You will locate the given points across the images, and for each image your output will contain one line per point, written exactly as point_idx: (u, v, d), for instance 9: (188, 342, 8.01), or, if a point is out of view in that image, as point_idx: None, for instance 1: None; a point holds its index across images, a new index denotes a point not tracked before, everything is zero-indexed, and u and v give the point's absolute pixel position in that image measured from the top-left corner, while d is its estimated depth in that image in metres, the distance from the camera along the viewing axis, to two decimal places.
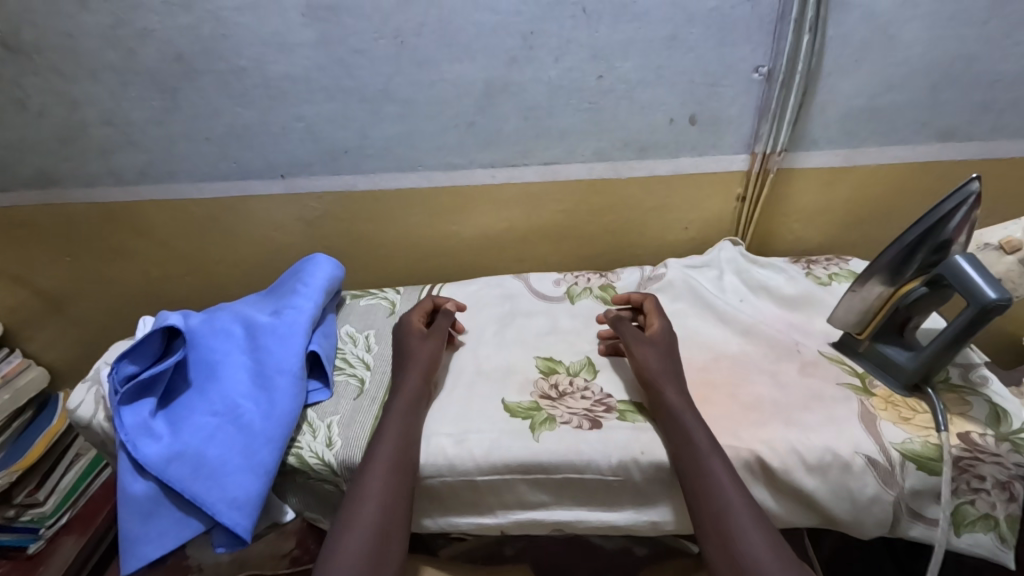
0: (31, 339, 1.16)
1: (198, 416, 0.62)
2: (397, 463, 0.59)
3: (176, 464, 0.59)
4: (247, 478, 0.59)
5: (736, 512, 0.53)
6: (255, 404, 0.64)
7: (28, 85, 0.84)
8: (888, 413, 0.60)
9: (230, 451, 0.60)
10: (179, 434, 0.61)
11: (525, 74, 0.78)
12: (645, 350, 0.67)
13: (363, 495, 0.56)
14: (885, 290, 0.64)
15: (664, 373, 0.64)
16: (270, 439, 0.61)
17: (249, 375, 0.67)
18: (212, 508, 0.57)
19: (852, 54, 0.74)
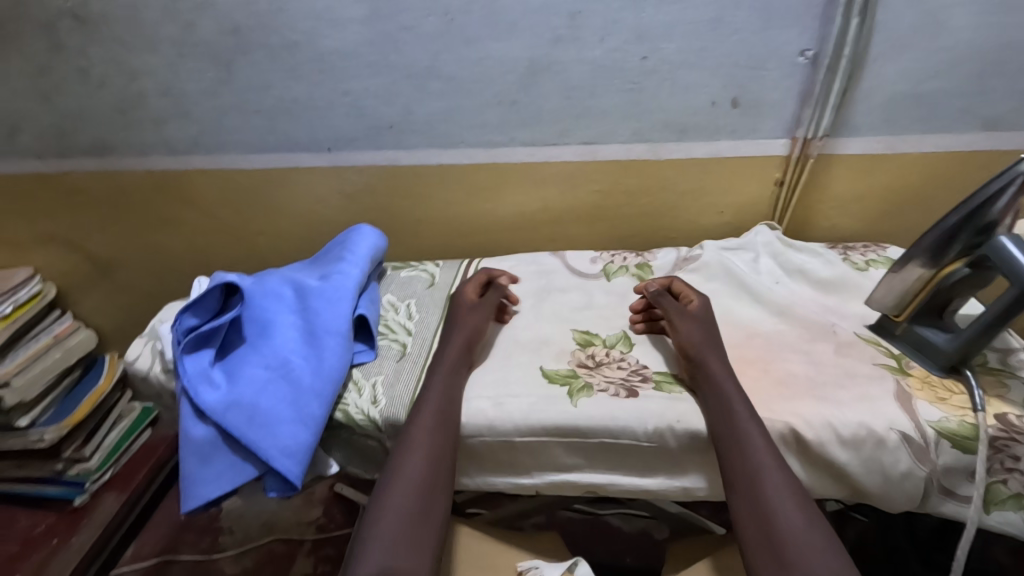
0: (81, 303, 1.21)
1: (252, 368, 0.66)
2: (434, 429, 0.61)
3: (233, 412, 0.62)
4: (298, 428, 0.62)
5: (772, 481, 0.55)
6: (306, 359, 0.67)
7: (92, 54, 0.88)
8: (924, 393, 0.61)
9: (282, 401, 0.64)
10: (235, 384, 0.64)
11: (568, 53, 0.80)
12: (687, 325, 0.68)
13: (402, 461, 0.59)
14: (925, 272, 0.64)
15: (706, 347, 0.66)
16: (320, 393, 0.64)
17: (298, 333, 0.70)
18: (265, 453, 0.61)
19: (898, 40, 0.74)
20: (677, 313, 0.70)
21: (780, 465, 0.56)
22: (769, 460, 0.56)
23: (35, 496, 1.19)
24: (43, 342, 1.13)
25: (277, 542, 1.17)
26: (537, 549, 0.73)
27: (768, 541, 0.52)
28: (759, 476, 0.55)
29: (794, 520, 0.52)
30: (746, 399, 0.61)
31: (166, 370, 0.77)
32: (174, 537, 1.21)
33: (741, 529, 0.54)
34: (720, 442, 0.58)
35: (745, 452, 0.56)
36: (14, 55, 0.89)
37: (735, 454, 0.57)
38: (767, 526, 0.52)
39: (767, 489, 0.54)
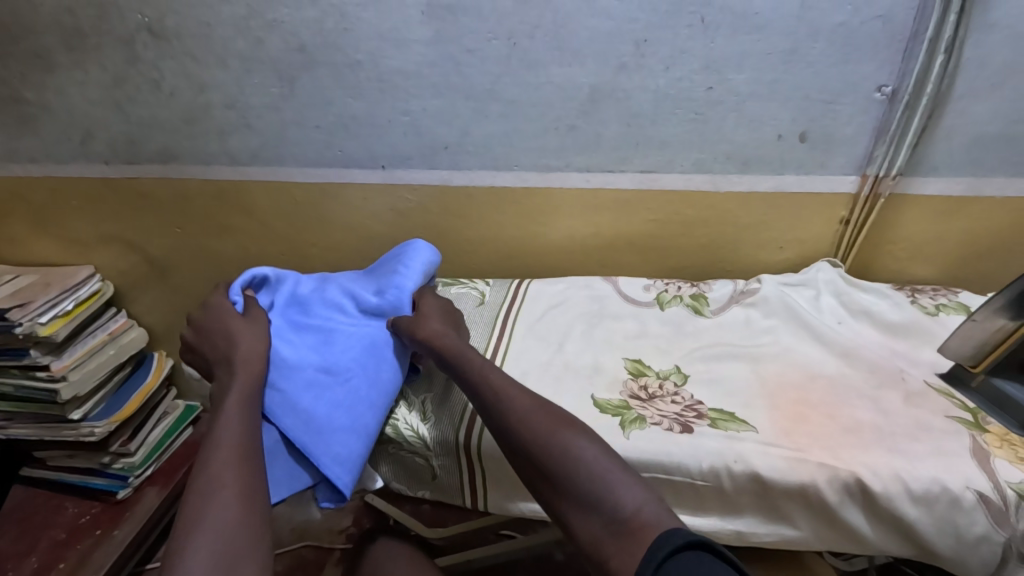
0: (135, 302, 1.25)
1: (308, 372, 0.66)
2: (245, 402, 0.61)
3: (291, 416, 0.63)
4: (351, 438, 0.64)
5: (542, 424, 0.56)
6: (361, 368, 0.67)
7: (164, 68, 0.92)
8: (1003, 451, 0.58)
9: (337, 409, 0.65)
10: (294, 388, 0.65)
11: (633, 81, 0.79)
12: (431, 324, 0.69)
13: (214, 438, 0.57)
14: (1010, 323, 0.63)
15: (443, 334, 0.68)
16: (374, 405, 0.66)
17: (355, 339, 0.70)
18: (318, 460, 0.62)
19: (984, 79, 0.71)
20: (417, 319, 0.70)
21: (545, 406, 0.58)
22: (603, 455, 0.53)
23: (81, 487, 1.23)
24: (98, 339, 1.17)
25: (307, 548, 1.17)
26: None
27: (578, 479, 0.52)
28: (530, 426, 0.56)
29: (583, 448, 0.54)
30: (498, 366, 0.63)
31: None
32: None
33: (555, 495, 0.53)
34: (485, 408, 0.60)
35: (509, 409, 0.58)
36: (92, 66, 0.93)
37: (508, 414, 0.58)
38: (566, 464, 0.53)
39: (555, 434, 0.55)
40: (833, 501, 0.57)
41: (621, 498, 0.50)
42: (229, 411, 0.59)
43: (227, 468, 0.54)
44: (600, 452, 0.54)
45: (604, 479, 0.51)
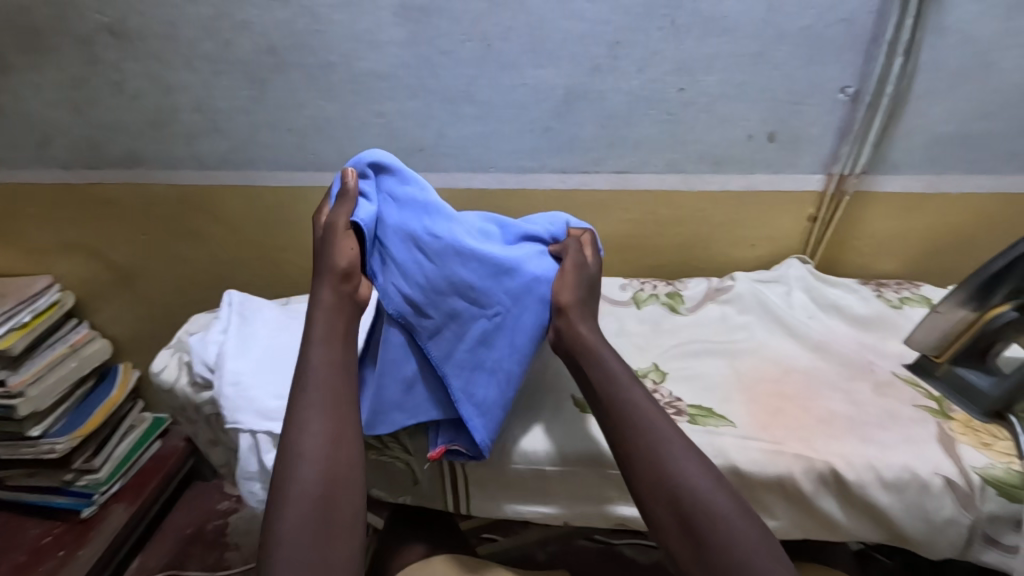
0: (98, 312, 1.20)
1: (454, 303, 0.62)
2: (339, 365, 0.58)
3: (462, 357, 0.62)
4: (490, 381, 0.62)
5: (675, 453, 0.52)
6: (510, 305, 0.63)
7: (127, 69, 0.89)
8: (967, 437, 0.60)
9: (501, 352, 0.62)
10: (441, 318, 0.62)
11: (606, 83, 0.80)
12: (562, 283, 0.64)
13: (305, 428, 0.53)
14: (969, 314, 0.63)
15: (573, 310, 0.63)
16: (520, 349, 0.62)
17: (532, 275, 0.64)
18: (460, 401, 0.61)
19: (942, 80, 0.74)
20: (578, 270, 0.65)
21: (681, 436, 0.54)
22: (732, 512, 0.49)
23: (42, 507, 1.17)
24: (59, 351, 1.12)
25: None
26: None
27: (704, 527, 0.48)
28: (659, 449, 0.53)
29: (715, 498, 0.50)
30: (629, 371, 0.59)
31: (192, 383, 0.78)
32: (180, 551, 1.20)
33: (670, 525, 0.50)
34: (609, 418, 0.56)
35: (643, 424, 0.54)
36: (50, 67, 0.90)
37: (642, 431, 0.54)
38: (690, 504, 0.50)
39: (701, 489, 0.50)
40: (810, 491, 0.59)
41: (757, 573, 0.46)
42: (314, 390, 0.56)
43: (323, 473, 0.52)
44: (730, 500, 0.50)
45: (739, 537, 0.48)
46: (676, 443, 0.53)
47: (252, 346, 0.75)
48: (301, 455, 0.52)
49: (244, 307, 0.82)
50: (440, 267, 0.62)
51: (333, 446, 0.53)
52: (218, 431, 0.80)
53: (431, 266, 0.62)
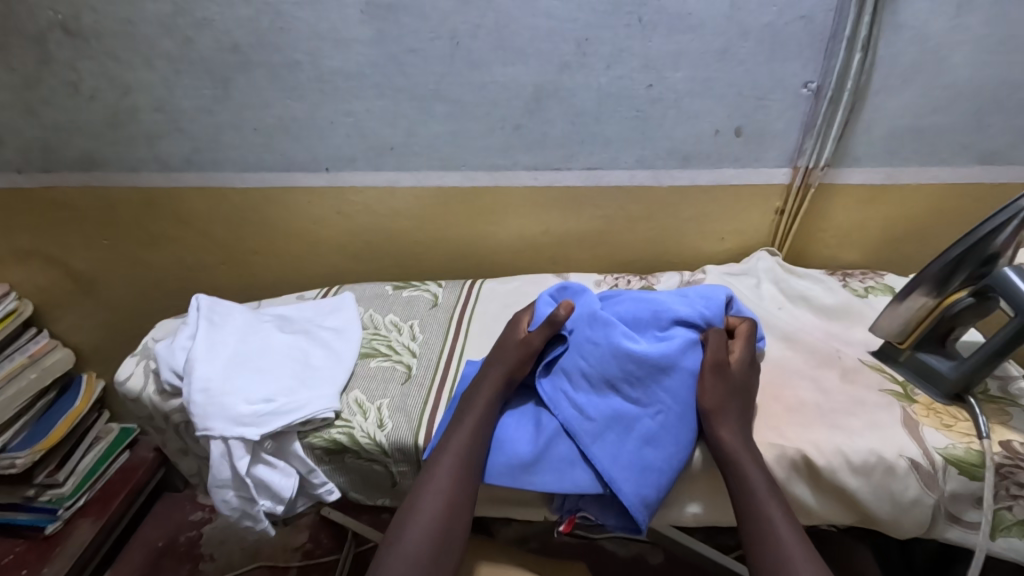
0: (58, 320, 1.16)
1: (615, 403, 0.63)
2: (478, 436, 0.62)
3: (609, 454, 0.60)
4: (660, 480, 0.59)
5: (790, 551, 0.52)
6: (671, 402, 0.61)
7: (83, 68, 0.86)
8: (929, 420, 0.62)
9: (639, 443, 0.60)
10: (603, 421, 0.62)
11: (575, 80, 0.80)
12: (714, 383, 0.62)
13: (436, 461, 0.60)
14: (930, 300, 0.65)
15: (727, 401, 0.61)
16: (683, 442, 0.60)
17: (689, 371, 0.63)
18: (624, 494, 0.58)
19: (899, 76, 0.77)
20: (716, 364, 0.62)
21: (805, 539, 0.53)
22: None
23: (4, 524, 1.13)
24: (16, 363, 1.07)
25: (261, 569, 1.14)
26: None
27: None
28: (773, 543, 0.53)
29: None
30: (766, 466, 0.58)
31: (159, 390, 0.76)
32: (153, 565, 1.18)
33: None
34: (738, 504, 0.56)
35: (765, 518, 0.54)
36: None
37: (758, 524, 0.54)
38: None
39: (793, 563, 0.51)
40: (783, 478, 0.61)
41: None
42: (456, 433, 0.62)
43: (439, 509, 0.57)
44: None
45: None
46: (796, 543, 0.53)
47: (221, 350, 0.73)
48: (432, 481, 0.59)
49: (212, 311, 0.80)
50: (603, 372, 0.63)
51: (446, 518, 0.56)
52: (188, 439, 0.78)
53: (594, 366, 0.64)
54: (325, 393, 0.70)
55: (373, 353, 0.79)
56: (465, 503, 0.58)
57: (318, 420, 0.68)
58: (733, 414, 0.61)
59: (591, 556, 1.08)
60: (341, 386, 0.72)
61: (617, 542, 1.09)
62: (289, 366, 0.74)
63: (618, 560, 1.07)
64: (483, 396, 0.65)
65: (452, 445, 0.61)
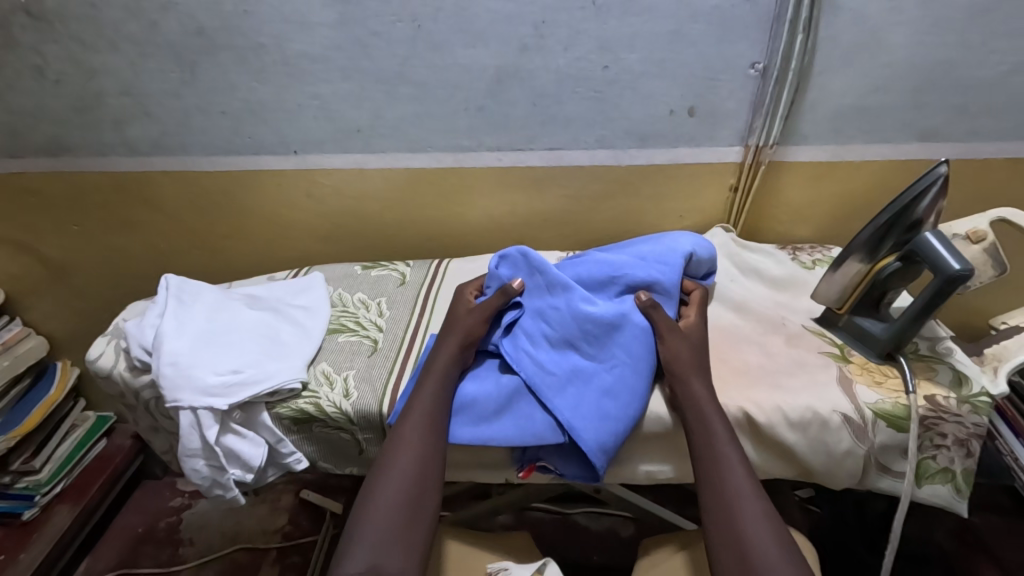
0: (30, 308, 1.16)
1: (574, 360, 0.67)
2: (442, 399, 0.65)
3: (569, 404, 0.63)
4: (616, 426, 0.62)
5: (738, 488, 0.56)
6: (626, 355, 0.66)
7: (48, 52, 0.86)
8: (863, 377, 0.66)
9: (597, 393, 0.64)
10: (564, 375, 0.65)
11: (534, 61, 0.83)
12: (676, 342, 0.66)
13: (407, 421, 0.63)
14: (862, 266, 0.69)
15: (684, 358, 0.65)
16: (637, 390, 0.64)
17: (641, 325, 0.67)
18: (582, 440, 0.61)
19: (840, 56, 0.80)
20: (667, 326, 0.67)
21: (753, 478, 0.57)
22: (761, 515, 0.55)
23: None
24: None
25: (240, 551, 1.16)
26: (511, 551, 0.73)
27: (738, 553, 0.53)
28: (721, 482, 0.57)
29: (761, 540, 0.53)
30: (724, 414, 0.61)
31: (130, 367, 0.77)
32: (131, 551, 1.19)
33: (717, 555, 0.54)
34: (692, 446, 0.60)
35: (716, 455, 0.58)
36: None
37: (709, 461, 0.58)
38: (732, 536, 0.54)
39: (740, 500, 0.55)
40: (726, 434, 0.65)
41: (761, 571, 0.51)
42: (422, 394, 0.65)
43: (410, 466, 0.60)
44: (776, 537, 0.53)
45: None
46: (741, 482, 0.57)
47: (190, 327, 0.75)
48: (403, 440, 0.61)
49: (181, 290, 0.81)
50: (563, 334, 0.68)
51: (420, 475, 0.59)
52: (159, 416, 0.79)
53: (556, 330, 0.68)
54: (292, 366, 0.73)
55: (342, 328, 0.81)
56: (435, 456, 0.61)
57: (286, 391, 0.70)
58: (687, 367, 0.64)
59: (566, 529, 1.11)
60: (309, 359, 0.75)
61: (591, 516, 1.12)
62: (257, 341, 0.76)
63: (592, 532, 1.10)
64: (441, 359, 0.68)
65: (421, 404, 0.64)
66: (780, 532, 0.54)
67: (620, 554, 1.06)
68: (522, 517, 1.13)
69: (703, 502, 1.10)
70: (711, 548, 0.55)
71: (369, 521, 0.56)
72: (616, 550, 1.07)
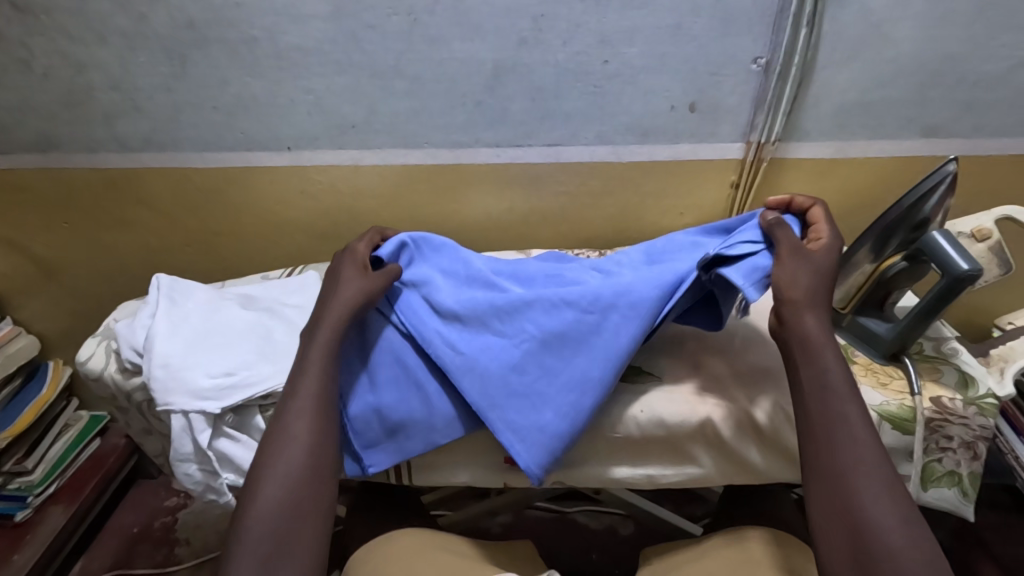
0: (21, 307, 1.14)
1: (488, 341, 0.67)
2: (325, 385, 0.62)
3: (470, 380, 0.65)
4: (546, 408, 0.63)
5: (859, 455, 0.51)
6: (551, 337, 0.65)
7: (34, 46, 0.84)
8: (867, 378, 0.66)
9: (517, 374, 0.65)
10: (472, 355, 0.66)
11: (533, 56, 0.81)
12: (795, 268, 0.60)
13: (294, 413, 0.60)
14: (868, 266, 0.68)
15: (805, 297, 0.58)
16: (575, 377, 0.63)
17: (552, 301, 0.67)
18: (493, 424, 0.63)
19: (845, 51, 0.79)
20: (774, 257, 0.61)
21: (876, 441, 0.52)
22: (884, 486, 0.50)
23: None
24: None
25: (237, 551, 1.15)
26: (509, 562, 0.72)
27: (848, 525, 0.49)
28: (838, 444, 0.52)
29: (877, 511, 0.49)
30: (847, 367, 0.55)
31: (121, 369, 0.76)
32: (127, 551, 1.17)
33: (820, 522, 0.51)
34: (807, 406, 0.55)
35: (833, 419, 0.53)
36: None
37: (826, 425, 0.53)
38: (849, 509, 0.50)
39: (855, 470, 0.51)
40: (729, 436, 0.65)
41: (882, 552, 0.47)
42: (306, 380, 0.62)
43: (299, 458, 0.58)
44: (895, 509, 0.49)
45: (889, 552, 0.47)
46: (865, 450, 0.51)
47: (182, 328, 0.74)
48: (289, 432, 0.59)
49: (173, 290, 0.80)
50: (473, 315, 0.69)
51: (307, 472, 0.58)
52: (151, 418, 0.78)
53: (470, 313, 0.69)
54: (286, 367, 0.71)
55: None
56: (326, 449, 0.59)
57: (280, 394, 0.69)
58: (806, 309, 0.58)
59: (564, 528, 1.10)
60: None
61: (589, 514, 1.12)
62: (250, 342, 0.74)
63: (591, 532, 1.09)
64: (317, 348, 0.64)
65: (302, 399, 0.61)
66: (904, 508, 0.49)
67: (619, 556, 1.05)
68: (521, 515, 1.12)
69: (703, 501, 1.09)
70: (813, 515, 0.52)
71: (255, 517, 0.55)
72: (614, 550, 1.06)
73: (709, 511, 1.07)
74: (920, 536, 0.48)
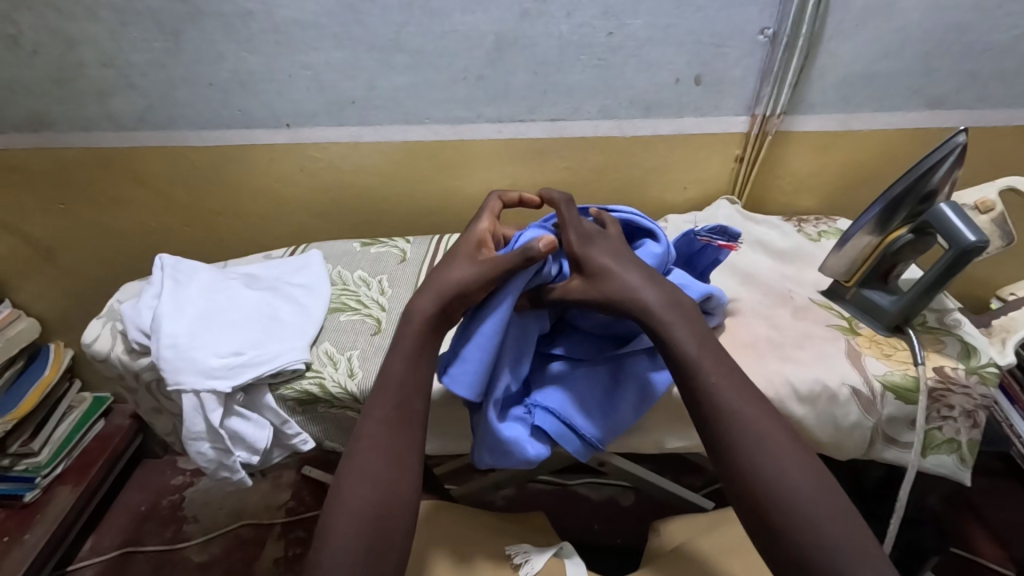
0: (19, 290, 1.13)
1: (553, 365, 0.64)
2: (417, 363, 0.59)
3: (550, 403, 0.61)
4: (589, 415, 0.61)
5: (752, 436, 0.50)
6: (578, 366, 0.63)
7: (22, 21, 0.82)
8: (872, 350, 0.66)
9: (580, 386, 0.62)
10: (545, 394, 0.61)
11: (536, 28, 0.80)
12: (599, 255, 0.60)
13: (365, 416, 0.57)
14: (873, 239, 0.69)
15: (699, 349, 0.54)
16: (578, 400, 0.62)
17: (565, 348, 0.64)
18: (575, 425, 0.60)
19: (852, 21, 0.78)
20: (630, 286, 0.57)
21: (758, 403, 0.51)
22: (792, 469, 0.48)
23: None
24: None
25: (246, 527, 1.16)
26: (521, 535, 0.73)
27: (785, 521, 0.47)
28: (738, 430, 0.50)
29: (800, 489, 0.48)
30: (696, 325, 0.55)
31: (127, 350, 0.76)
32: (136, 528, 1.19)
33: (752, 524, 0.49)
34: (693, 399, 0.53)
35: (713, 395, 0.52)
36: None
37: (715, 411, 0.51)
38: (774, 500, 0.48)
39: (762, 462, 0.49)
40: None
41: (831, 547, 0.46)
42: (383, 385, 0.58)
43: (376, 453, 0.54)
44: (813, 483, 0.48)
45: (820, 537, 0.46)
46: (761, 424, 0.50)
47: (187, 308, 0.74)
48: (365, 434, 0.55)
49: (176, 271, 0.79)
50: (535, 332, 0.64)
51: (387, 479, 0.53)
52: (160, 398, 0.78)
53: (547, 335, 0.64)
54: (297, 344, 0.72)
55: (343, 307, 0.80)
56: (409, 449, 0.55)
57: (289, 372, 0.69)
58: (705, 359, 0.53)
59: (566, 499, 1.13)
60: (311, 340, 0.73)
61: (592, 486, 1.14)
62: (258, 322, 0.74)
63: (594, 503, 1.12)
64: (397, 351, 0.59)
65: (366, 441, 0.55)
66: (822, 485, 0.48)
67: (621, 526, 1.08)
68: (524, 488, 1.14)
69: (703, 472, 1.12)
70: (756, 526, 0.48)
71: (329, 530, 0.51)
72: (617, 520, 1.09)
73: (710, 480, 1.10)
74: (842, 506, 0.48)
